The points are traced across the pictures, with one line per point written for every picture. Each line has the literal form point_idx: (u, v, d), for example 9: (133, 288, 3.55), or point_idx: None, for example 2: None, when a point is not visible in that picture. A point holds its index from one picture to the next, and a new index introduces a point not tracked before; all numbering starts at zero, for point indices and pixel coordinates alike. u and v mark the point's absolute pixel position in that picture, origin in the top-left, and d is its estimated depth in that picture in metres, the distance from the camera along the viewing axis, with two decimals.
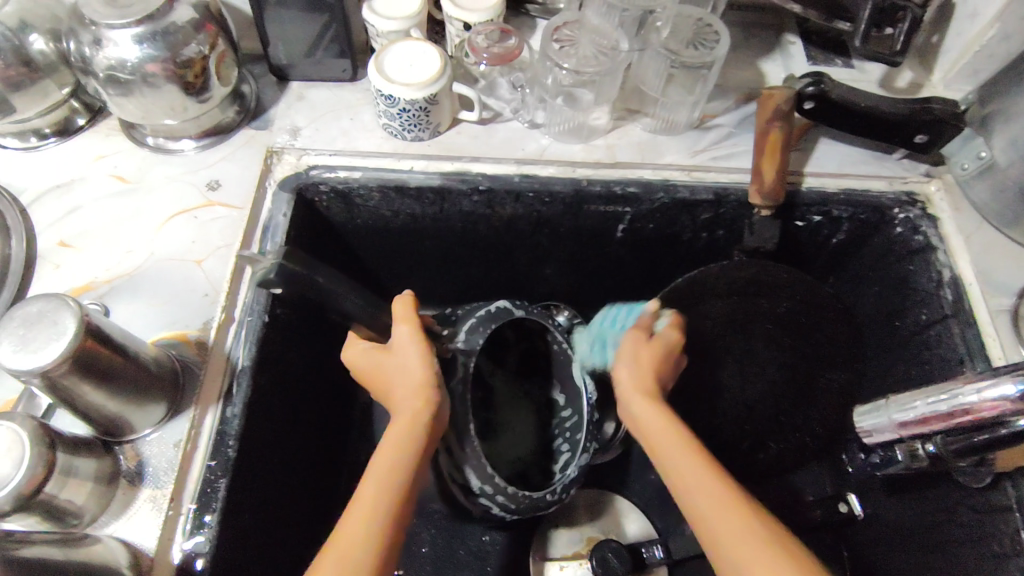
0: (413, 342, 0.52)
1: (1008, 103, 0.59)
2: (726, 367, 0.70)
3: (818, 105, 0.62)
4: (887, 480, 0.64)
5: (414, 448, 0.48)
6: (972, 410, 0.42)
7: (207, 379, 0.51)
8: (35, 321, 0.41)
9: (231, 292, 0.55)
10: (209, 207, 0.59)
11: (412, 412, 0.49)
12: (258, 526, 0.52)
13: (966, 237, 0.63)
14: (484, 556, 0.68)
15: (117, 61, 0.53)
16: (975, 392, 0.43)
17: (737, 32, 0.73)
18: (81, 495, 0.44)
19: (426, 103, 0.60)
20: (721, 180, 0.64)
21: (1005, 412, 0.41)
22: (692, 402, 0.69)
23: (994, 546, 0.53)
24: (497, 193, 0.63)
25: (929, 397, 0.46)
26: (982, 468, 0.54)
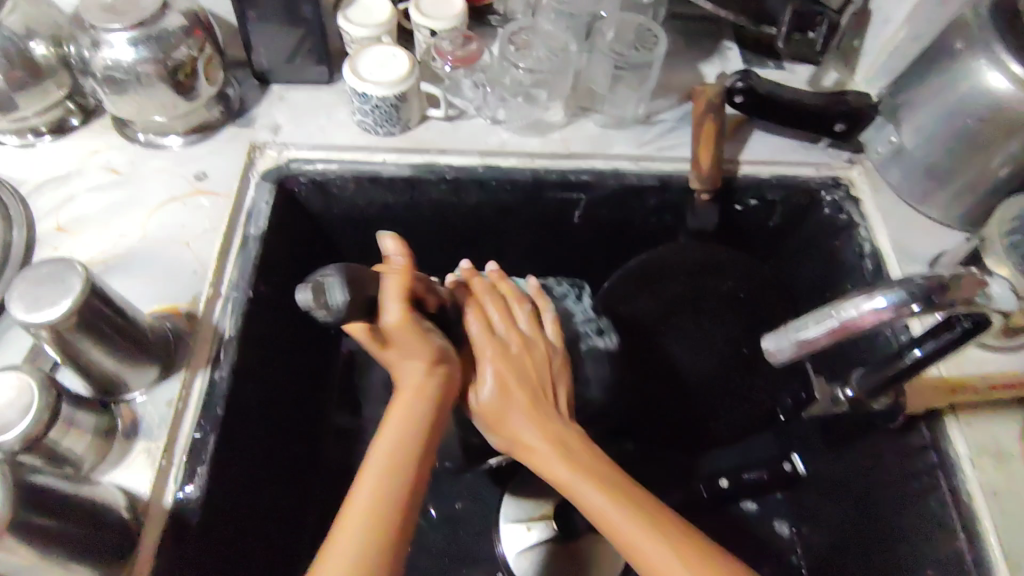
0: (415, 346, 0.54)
1: (914, 95, 0.66)
2: (672, 342, 0.74)
3: (747, 98, 0.70)
4: (824, 436, 0.71)
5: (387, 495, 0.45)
6: (848, 327, 0.38)
7: (196, 348, 0.56)
8: (45, 281, 0.46)
9: (218, 270, 0.60)
10: (197, 194, 0.65)
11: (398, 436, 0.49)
12: (244, 480, 0.57)
13: (885, 214, 0.70)
14: (456, 520, 0.74)
15: (113, 62, 0.59)
16: (850, 307, 0.39)
17: (679, 37, 0.81)
18: (81, 444, 0.49)
19: (396, 101, 0.66)
20: (665, 169, 0.71)
21: (881, 324, 0.38)
22: (639, 379, 0.74)
23: (916, 483, 0.60)
24: (463, 182, 0.70)
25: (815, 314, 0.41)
26: (897, 405, 0.59)
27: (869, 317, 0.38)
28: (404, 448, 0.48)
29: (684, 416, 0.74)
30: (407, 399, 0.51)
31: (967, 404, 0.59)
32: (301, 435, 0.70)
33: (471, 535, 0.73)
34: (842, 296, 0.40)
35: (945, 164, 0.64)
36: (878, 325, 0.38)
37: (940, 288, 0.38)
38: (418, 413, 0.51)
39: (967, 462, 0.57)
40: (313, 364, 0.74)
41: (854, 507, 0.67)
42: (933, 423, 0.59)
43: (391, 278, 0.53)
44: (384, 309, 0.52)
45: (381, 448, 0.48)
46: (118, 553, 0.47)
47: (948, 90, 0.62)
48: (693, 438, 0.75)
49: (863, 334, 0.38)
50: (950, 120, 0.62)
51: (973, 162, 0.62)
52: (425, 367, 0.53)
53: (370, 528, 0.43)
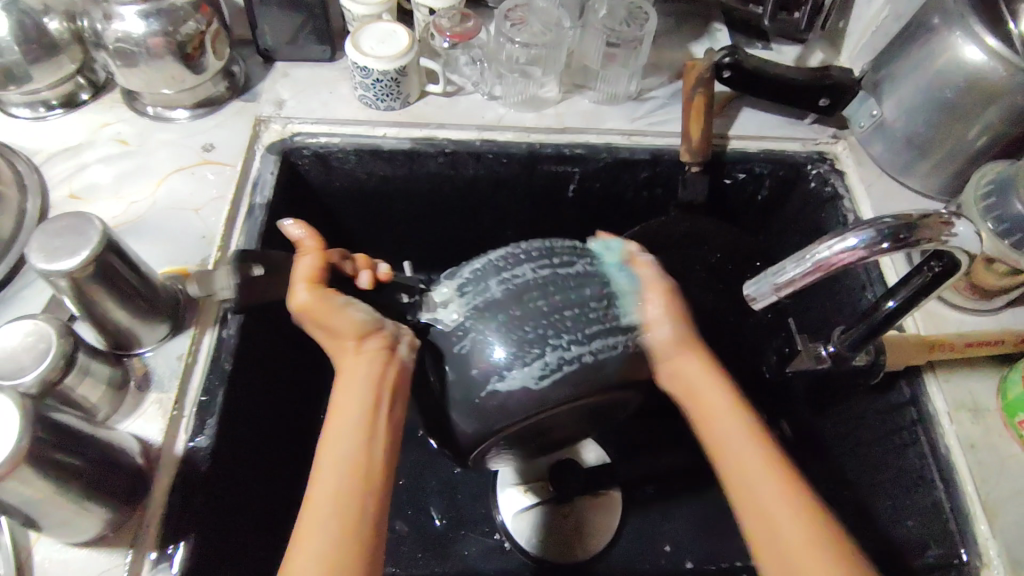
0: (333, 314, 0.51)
1: (893, 70, 0.68)
2: None
3: (734, 74, 0.72)
4: (812, 400, 0.73)
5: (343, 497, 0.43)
6: (823, 266, 0.41)
7: (205, 307, 0.59)
8: (66, 232, 0.49)
9: (225, 235, 0.63)
10: (204, 165, 0.67)
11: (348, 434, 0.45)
12: (250, 435, 0.59)
13: (868, 186, 0.73)
14: (455, 485, 0.76)
15: (124, 34, 0.61)
16: (825, 248, 0.41)
17: (670, 19, 0.83)
18: (95, 393, 0.51)
19: (396, 75, 0.68)
20: (657, 143, 0.74)
21: (854, 261, 0.41)
22: None
23: (897, 439, 0.62)
24: (461, 155, 0.72)
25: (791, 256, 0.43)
26: (875, 364, 0.61)
27: (842, 256, 0.41)
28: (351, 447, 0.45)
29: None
30: (346, 392, 0.47)
31: (944, 362, 0.62)
32: (304, 400, 0.72)
33: (470, 499, 0.75)
34: (817, 239, 0.43)
35: (925, 135, 0.67)
36: (852, 264, 0.41)
37: (908, 227, 0.40)
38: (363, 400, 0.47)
39: (944, 416, 0.60)
40: None
41: (841, 468, 0.69)
42: (913, 380, 0.61)
43: (307, 260, 0.54)
44: (297, 290, 0.52)
45: (331, 452, 0.45)
46: (131, 495, 0.49)
47: (925, 63, 0.65)
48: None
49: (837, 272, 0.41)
50: (929, 92, 0.65)
51: (952, 133, 0.65)
52: (358, 348, 0.50)
53: (335, 539, 0.41)
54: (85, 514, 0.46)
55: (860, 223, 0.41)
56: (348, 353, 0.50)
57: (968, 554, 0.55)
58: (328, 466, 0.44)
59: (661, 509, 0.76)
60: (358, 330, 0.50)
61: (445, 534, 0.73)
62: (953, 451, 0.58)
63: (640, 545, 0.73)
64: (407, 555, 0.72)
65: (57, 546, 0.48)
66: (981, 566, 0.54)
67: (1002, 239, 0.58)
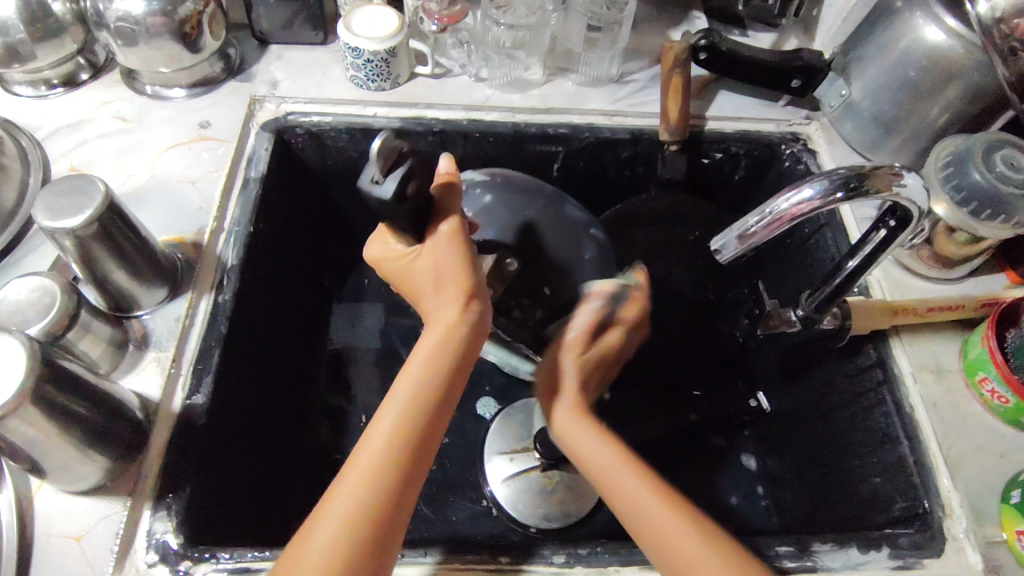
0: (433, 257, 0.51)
1: (862, 52, 0.72)
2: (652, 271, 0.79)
3: (709, 55, 0.76)
4: (789, 370, 0.76)
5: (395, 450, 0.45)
6: (786, 216, 0.45)
7: (201, 272, 0.61)
8: (71, 193, 0.51)
9: (221, 206, 0.65)
10: (201, 140, 0.70)
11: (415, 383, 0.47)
12: (243, 397, 0.61)
13: (839, 164, 0.76)
14: (442, 455, 0.78)
15: (124, 13, 0.64)
16: (784, 201, 0.46)
17: (651, 7, 0.86)
18: (96, 349, 0.54)
19: (386, 55, 0.71)
20: (637, 123, 0.77)
21: (810, 211, 0.45)
22: None
23: (865, 400, 0.65)
24: (449, 134, 0.74)
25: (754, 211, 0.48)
26: (843, 326, 0.64)
27: (801, 206, 0.45)
28: (412, 413, 0.46)
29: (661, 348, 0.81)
30: (421, 361, 0.48)
31: (908, 326, 0.65)
32: (295, 371, 0.74)
33: (459, 468, 0.78)
34: (774, 194, 0.47)
35: (891, 113, 0.70)
36: (810, 213, 0.46)
37: (858, 177, 0.46)
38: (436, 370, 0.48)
39: (909, 376, 0.62)
40: (307, 308, 0.78)
41: (815, 435, 0.72)
42: (880, 343, 0.64)
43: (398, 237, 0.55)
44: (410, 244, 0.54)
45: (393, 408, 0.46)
46: (129, 444, 0.51)
47: (893, 43, 0.68)
48: (676, 367, 0.81)
49: (797, 222, 0.46)
50: (895, 71, 0.68)
51: (916, 110, 0.69)
52: (458, 258, 0.50)
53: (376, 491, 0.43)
54: (86, 460, 0.48)
55: (813, 177, 0.46)
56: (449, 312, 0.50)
57: (931, 506, 0.57)
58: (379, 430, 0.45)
59: None
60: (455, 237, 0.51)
61: (434, 501, 0.75)
62: (916, 410, 0.61)
63: None
64: None
65: (59, 494, 0.50)
66: (944, 516, 0.56)
67: (961, 208, 0.62)
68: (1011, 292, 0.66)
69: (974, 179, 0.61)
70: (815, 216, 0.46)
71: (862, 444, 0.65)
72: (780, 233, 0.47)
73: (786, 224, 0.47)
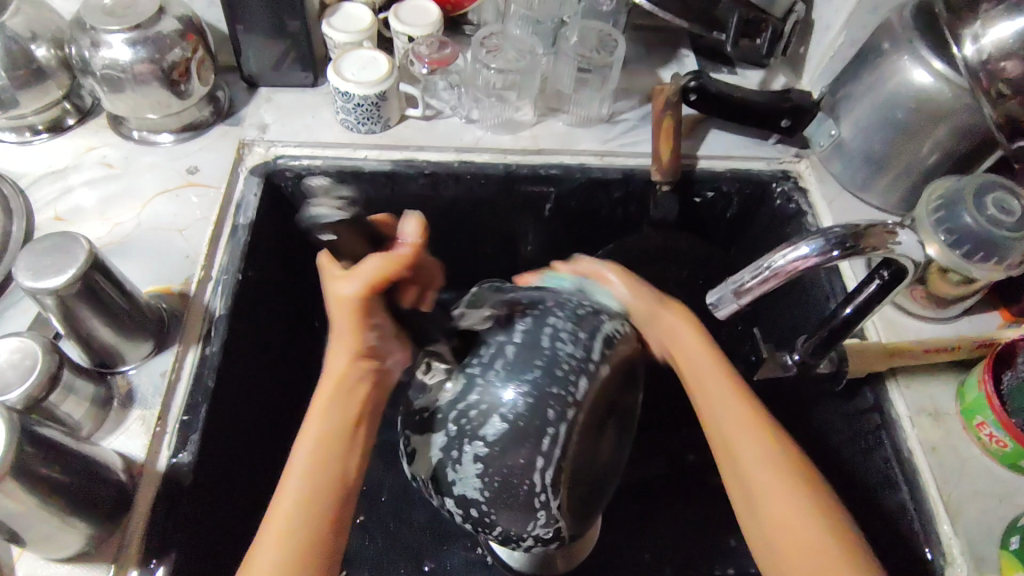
0: (344, 310, 0.53)
1: (849, 92, 0.72)
2: None
3: (699, 96, 0.77)
4: (785, 409, 0.75)
5: (317, 475, 0.48)
6: (783, 272, 0.47)
7: (189, 323, 0.60)
8: (55, 253, 0.50)
9: (209, 255, 0.65)
10: (189, 186, 0.69)
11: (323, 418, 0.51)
12: (230, 451, 0.60)
13: (831, 202, 0.75)
14: (437, 500, 0.77)
15: (111, 61, 0.63)
16: (780, 257, 0.48)
17: (639, 46, 0.87)
18: (79, 410, 0.52)
19: (376, 99, 0.71)
20: (629, 163, 0.77)
21: (804, 268, 0.47)
22: None
23: (863, 444, 0.64)
24: (440, 176, 0.74)
25: (751, 266, 0.49)
26: (840, 369, 0.64)
27: (796, 262, 0.47)
28: (328, 438, 0.50)
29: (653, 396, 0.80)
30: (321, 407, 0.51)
31: (903, 368, 0.64)
32: (283, 418, 0.72)
33: (452, 514, 0.76)
34: (768, 250, 0.49)
35: (881, 153, 0.71)
36: (805, 269, 0.48)
37: (853, 236, 0.47)
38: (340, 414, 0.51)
39: (906, 420, 0.62)
40: (296, 352, 0.77)
41: None
42: (877, 387, 0.64)
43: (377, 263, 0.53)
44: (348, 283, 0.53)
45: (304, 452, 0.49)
46: (112, 509, 0.49)
47: (879, 86, 0.68)
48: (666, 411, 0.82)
49: (793, 279, 0.48)
50: (881, 114, 0.68)
51: (905, 150, 0.69)
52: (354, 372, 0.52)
53: (300, 509, 0.47)
54: (68, 529, 0.46)
55: (802, 234, 0.48)
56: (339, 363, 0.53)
57: (933, 554, 0.56)
58: (304, 449, 0.49)
59: (642, 520, 0.77)
60: (354, 307, 0.53)
61: (428, 549, 0.74)
62: (915, 456, 0.60)
63: (620, 554, 0.74)
64: (388, 570, 0.72)
65: (40, 561, 0.48)
66: (946, 564, 0.56)
67: (953, 250, 0.61)
68: (1004, 332, 0.66)
69: (965, 222, 0.61)
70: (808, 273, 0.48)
71: (861, 489, 0.64)
72: (774, 289, 0.49)
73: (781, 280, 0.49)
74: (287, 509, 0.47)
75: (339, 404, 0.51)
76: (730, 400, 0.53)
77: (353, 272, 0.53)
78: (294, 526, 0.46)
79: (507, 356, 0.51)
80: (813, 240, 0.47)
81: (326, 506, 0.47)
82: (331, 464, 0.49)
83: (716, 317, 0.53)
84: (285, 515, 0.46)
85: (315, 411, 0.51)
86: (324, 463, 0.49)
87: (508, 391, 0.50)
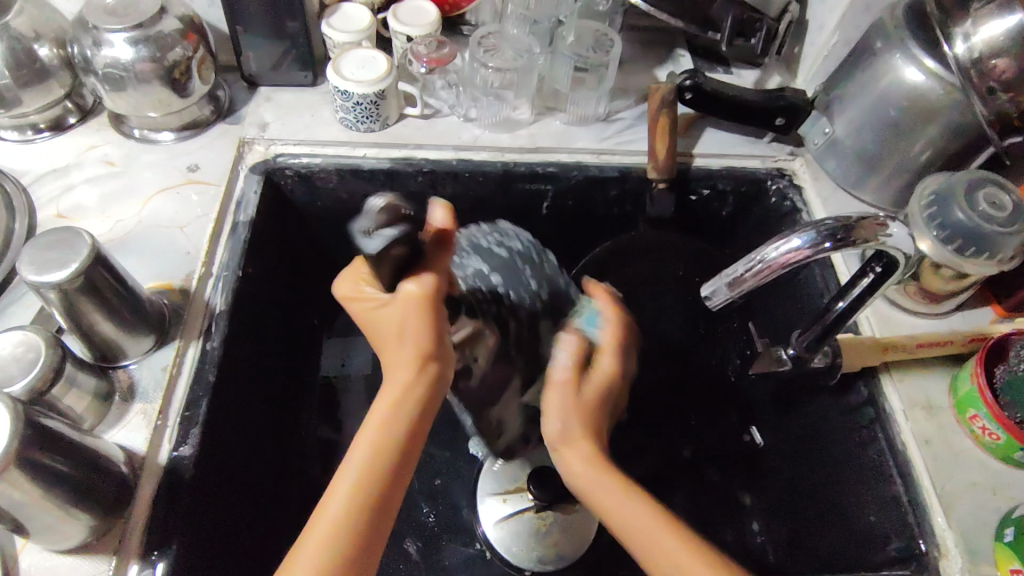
0: (414, 317, 0.49)
1: (843, 90, 0.73)
2: (642, 301, 0.81)
3: (695, 95, 0.77)
4: (781, 406, 0.76)
5: (361, 496, 0.45)
6: (775, 265, 0.48)
7: (189, 319, 0.61)
8: (57, 247, 0.51)
9: (209, 251, 0.65)
10: (189, 184, 0.70)
11: (379, 431, 0.47)
12: (230, 444, 0.61)
13: (825, 199, 0.76)
14: (435, 496, 0.77)
15: (113, 60, 0.64)
16: (773, 250, 0.48)
17: (635, 45, 0.87)
18: (81, 404, 0.53)
19: (375, 98, 0.72)
20: (625, 161, 0.78)
21: (797, 262, 0.48)
22: None
23: (858, 438, 0.65)
24: (438, 174, 0.75)
25: (745, 259, 0.50)
26: (833, 365, 0.64)
27: (789, 255, 0.48)
28: (383, 452, 0.47)
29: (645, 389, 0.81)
30: (380, 416, 0.48)
31: (897, 362, 0.65)
32: (282, 414, 0.73)
33: (452, 509, 0.77)
34: (761, 243, 0.50)
35: (874, 151, 0.71)
36: (799, 262, 0.49)
37: (844, 228, 0.48)
38: (401, 421, 0.48)
39: (900, 414, 0.63)
40: (295, 348, 0.77)
41: (809, 471, 0.72)
42: (871, 381, 0.65)
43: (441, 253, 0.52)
44: (411, 281, 0.50)
45: (354, 459, 0.46)
46: (114, 502, 0.50)
47: (872, 83, 0.69)
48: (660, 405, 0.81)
49: (785, 271, 0.48)
50: (875, 111, 0.69)
51: (897, 147, 0.70)
52: (417, 387, 0.49)
53: (342, 534, 0.44)
54: (70, 520, 0.47)
55: (795, 227, 0.49)
56: (404, 369, 0.49)
57: (927, 545, 0.57)
58: (355, 459, 0.46)
59: None
60: (430, 303, 0.49)
61: (427, 544, 0.74)
62: (909, 449, 0.61)
63: (619, 549, 0.75)
64: (388, 566, 0.72)
65: (43, 552, 0.49)
66: (940, 556, 0.56)
67: (945, 245, 0.62)
68: (997, 326, 0.66)
69: (957, 218, 0.62)
70: (800, 266, 0.49)
71: (855, 483, 0.65)
72: (766, 282, 0.50)
73: (774, 272, 0.49)
74: (330, 531, 0.43)
75: (403, 409, 0.48)
76: (592, 464, 0.53)
77: (414, 275, 0.50)
78: (334, 549, 0.43)
79: (491, 268, 0.63)
80: (806, 232, 0.48)
81: (365, 522, 0.44)
82: (375, 489, 0.45)
83: (710, 310, 0.53)
84: (327, 535, 0.43)
85: (377, 415, 0.48)
86: (372, 482, 0.45)
87: (541, 318, 0.62)
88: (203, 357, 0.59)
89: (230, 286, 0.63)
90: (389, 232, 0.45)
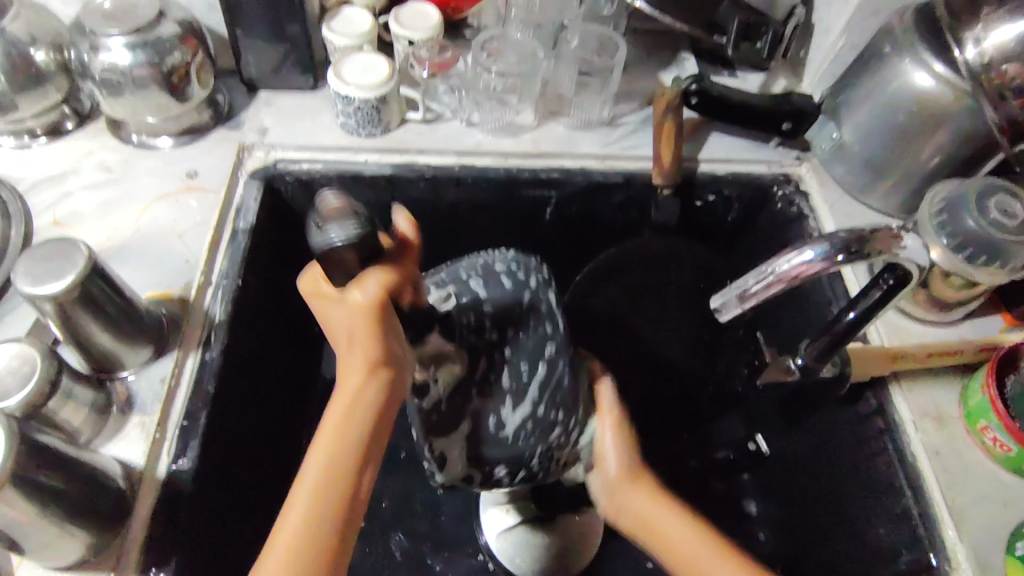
0: (359, 321, 0.43)
1: (851, 95, 0.72)
2: (647, 314, 0.80)
3: (701, 100, 0.76)
4: (789, 417, 0.75)
5: (321, 515, 0.40)
6: (787, 277, 0.47)
7: (188, 329, 0.60)
8: (53, 259, 0.50)
9: (208, 260, 0.64)
10: (188, 190, 0.69)
11: (336, 439, 0.42)
12: (229, 456, 0.60)
13: (832, 206, 0.75)
14: (437, 506, 0.77)
15: (110, 65, 0.63)
16: (784, 262, 0.48)
17: (640, 49, 0.86)
18: (78, 417, 0.52)
19: (376, 103, 0.71)
20: (630, 166, 0.77)
21: (809, 275, 0.47)
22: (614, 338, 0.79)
23: (867, 449, 0.64)
24: (441, 180, 0.74)
25: (756, 272, 0.49)
26: (842, 376, 0.63)
27: (799, 267, 0.47)
28: (341, 463, 0.41)
29: (646, 396, 0.79)
30: (333, 421, 0.42)
31: (907, 372, 0.64)
32: (284, 424, 0.72)
33: (454, 520, 0.76)
34: (772, 255, 0.49)
35: (882, 156, 0.70)
36: (810, 274, 0.48)
37: (857, 240, 0.47)
38: (354, 432, 0.42)
39: (909, 424, 0.62)
40: (297, 356, 0.76)
41: (815, 480, 0.71)
42: (880, 392, 0.64)
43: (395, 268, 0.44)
44: (360, 290, 0.43)
45: (315, 466, 0.41)
46: (112, 518, 0.49)
47: (881, 89, 0.68)
48: (664, 415, 0.80)
49: (796, 283, 0.48)
50: (883, 117, 0.68)
51: (906, 153, 0.68)
52: (372, 393, 0.43)
53: (303, 555, 0.39)
54: (67, 538, 0.46)
55: (806, 239, 0.48)
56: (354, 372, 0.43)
57: (937, 559, 0.56)
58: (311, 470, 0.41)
59: None
60: (372, 316, 0.43)
61: (428, 555, 0.73)
62: (919, 460, 0.60)
63: (622, 558, 0.74)
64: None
65: (40, 569, 0.48)
66: (951, 570, 0.55)
67: (956, 253, 0.61)
68: (1007, 336, 0.65)
69: (968, 226, 0.60)
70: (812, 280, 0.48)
71: (864, 493, 0.64)
72: (777, 295, 0.49)
73: (785, 285, 0.49)
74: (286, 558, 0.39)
75: (357, 415, 0.42)
76: (659, 506, 0.50)
77: (359, 280, 0.43)
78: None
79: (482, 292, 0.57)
80: (819, 244, 0.47)
81: (326, 540, 0.40)
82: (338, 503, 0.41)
83: (718, 322, 0.53)
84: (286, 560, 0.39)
85: (330, 422, 0.42)
86: (332, 497, 0.41)
87: (505, 347, 0.56)
88: (203, 369, 0.58)
89: (229, 295, 0.62)
90: (348, 225, 0.41)
